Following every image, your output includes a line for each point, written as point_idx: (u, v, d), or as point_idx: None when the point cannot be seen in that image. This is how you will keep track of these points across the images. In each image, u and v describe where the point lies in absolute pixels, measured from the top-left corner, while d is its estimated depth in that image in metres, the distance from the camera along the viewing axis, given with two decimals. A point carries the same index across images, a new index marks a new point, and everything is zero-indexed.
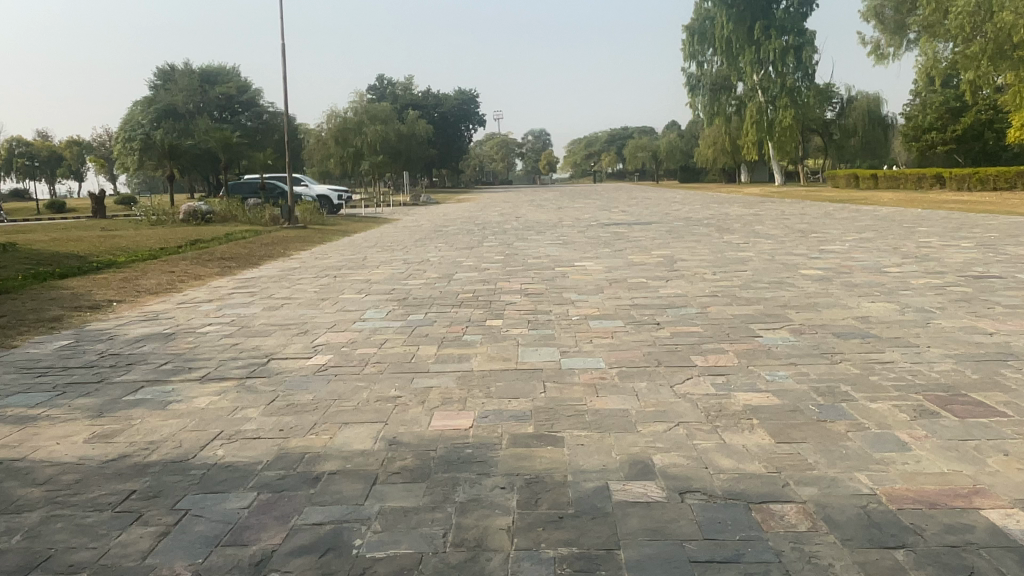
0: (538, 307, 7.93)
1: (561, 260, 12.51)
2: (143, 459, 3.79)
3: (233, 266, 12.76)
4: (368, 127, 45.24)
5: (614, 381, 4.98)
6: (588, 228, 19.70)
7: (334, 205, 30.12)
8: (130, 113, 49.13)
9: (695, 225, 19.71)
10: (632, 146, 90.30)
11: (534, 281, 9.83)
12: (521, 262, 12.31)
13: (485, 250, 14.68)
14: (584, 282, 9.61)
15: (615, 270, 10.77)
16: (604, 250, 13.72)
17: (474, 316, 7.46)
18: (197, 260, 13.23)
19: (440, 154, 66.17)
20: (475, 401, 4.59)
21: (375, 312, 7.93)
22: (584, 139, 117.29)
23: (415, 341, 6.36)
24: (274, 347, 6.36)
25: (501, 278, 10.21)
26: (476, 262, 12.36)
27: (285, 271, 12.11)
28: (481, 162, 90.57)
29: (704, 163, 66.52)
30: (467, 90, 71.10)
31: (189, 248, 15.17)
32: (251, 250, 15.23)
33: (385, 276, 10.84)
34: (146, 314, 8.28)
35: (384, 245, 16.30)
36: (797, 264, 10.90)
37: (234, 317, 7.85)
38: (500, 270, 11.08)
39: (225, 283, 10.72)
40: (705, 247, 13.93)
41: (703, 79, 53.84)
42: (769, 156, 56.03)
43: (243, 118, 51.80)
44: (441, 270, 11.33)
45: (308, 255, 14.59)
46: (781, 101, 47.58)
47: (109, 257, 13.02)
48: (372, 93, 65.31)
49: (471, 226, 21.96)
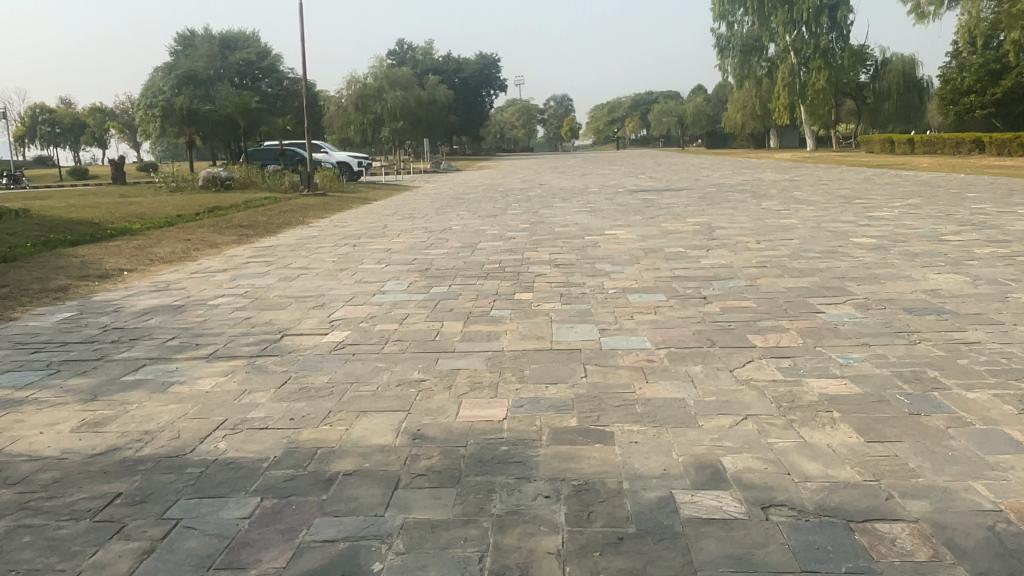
0: (571, 279, 7.37)
1: (592, 227, 11.92)
2: (134, 454, 3.32)
3: (250, 234, 12.31)
4: (389, 93, 44.54)
5: (664, 364, 4.42)
6: (617, 195, 19.00)
7: (355, 172, 29.60)
8: (150, 79, 48.76)
9: (729, 191, 18.96)
10: (657, 110, 88.54)
11: (564, 251, 9.26)
12: (549, 230, 11.73)
13: (511, 217, 14.09)
14: (618, 252, 9.01)
15: (650, 239, 10.15)
16: (636, 217, 13.09)
17: (503, 288, 6.91)
18: (213, 227, 12.79)
19: (462, 120, 65.28)
20: (509, 387, 4.06)
21: (396, 284, 7.41)
22: (608, 105, 115.40)
23: (439, 317, 5.83)
24: (288, 322, 5.87)
25: (529, 247, 9.65)
26: (502, 230, 11.78)
27: (304, 239, 11.64)
28: (503, 128, 89.39)
29: (732, 128, 64.93)
30: (489, 54, 69.79)
31: (207, 215, 14.75)
32: (269, 218, 14.78)
33: (407, 245, 10.32)
34: (156, 285, 7.84)
35: (406, 213, 15.76)
36: (846, 232, 10.21)
37: (247, 288, 7.37)
38: (528, 239, 10.51)
39: (241, 252, 10.26)
40: (743, 214, 13.22)
41: (733, 40, 52.21)
42: (800, 120, 54.44)
43: (264, 85, 51.33)
44: (466, 238, 10.79)
45: (327, 222, 14.10)
46: (813, 63, 45.99)
47: (124, 224, 12.63)
48: (392, 58, 64.34)
49: (495, 193, 21.33)
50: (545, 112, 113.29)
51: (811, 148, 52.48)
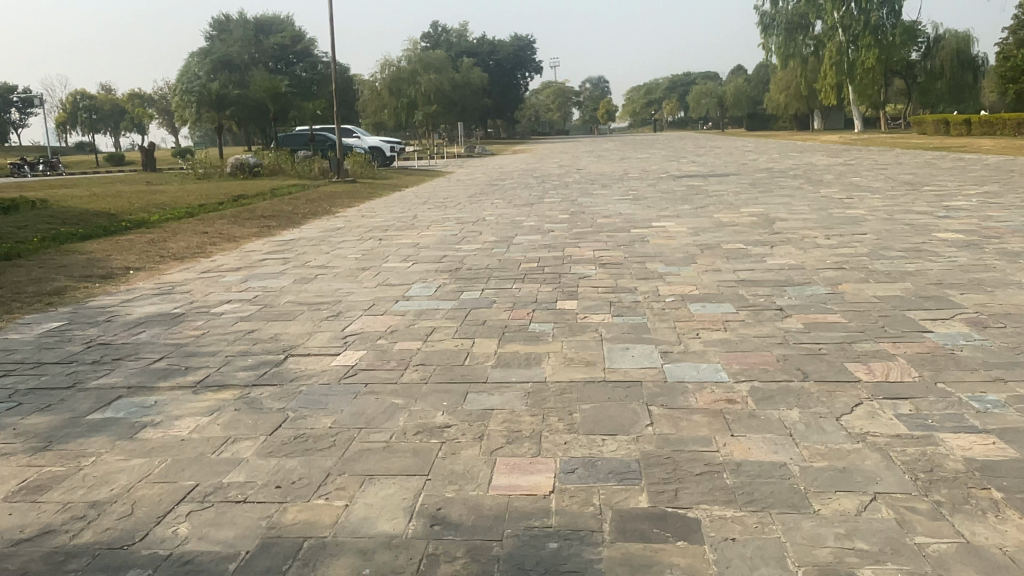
0: (620, 282, 6.47)
1: (637, 218, 10.97)
2: (68, 543, 2.54)
3: (272, 225, 11.62)
4: (422, 76, 43.76)
5: (749, 408, 3.52)
6: (660, 181, 17.97)
7: (387, 157, 28.93)
8: (186, 64, 48.71)
9: (780, 177, 17.77)
10: (696, 92, 86.31)
11: (611, 247, 8.34)
12: (591, 221, 10.81)
13: (548, 206, 13.21)
14: (670, 249, 8.07)
15: (704, 232, 9.18)
16: (684, 207, 12.09)
17: (543, 295, 6.04)
18: (235, 218, 12.13)
19: (496, 102, 64.19)
20: (555, 440, 3.20)
21: (422, 287, 6.60)
22: (645, 87, 113.18)
23: (469, 333, 4.99)
24: (295, 337, 5.08)
25: (571, 243, 8.77)
26: (540, 222, 10.89)
27: (328, 232, 10.89)
28: (538, 111, 87.98)
29: (774, 110, 62.80)
30: (525, 36, 68.33)
31: (230, 205, 14.12)
32: (295, 207, 14.11)
33: (438, 239, 9.51)
34: (160, 287, 7.13)
35: (437, 201, 14.95)
36: (926, 225, 9.11)
37: (257, 292, 6.61)
38: (568, 233, 9.62)
39: (259, 247, 9.54)
40: (801, 203, 12.15)
41: (778, 18, 50.14)
42: (847, 100, 52.25)
43: (298, 69, 50.97)
44: (501, 232, 9.94)
45: (355, 213, 13.35)
46: (863, 40, 43.91)
47: (142, 216, 12.01)
48: (425, 40, 63.33)
49: (530, 179, 20.45)
50: (581, 95, 111.48)
51: (859, 129, 50.37)
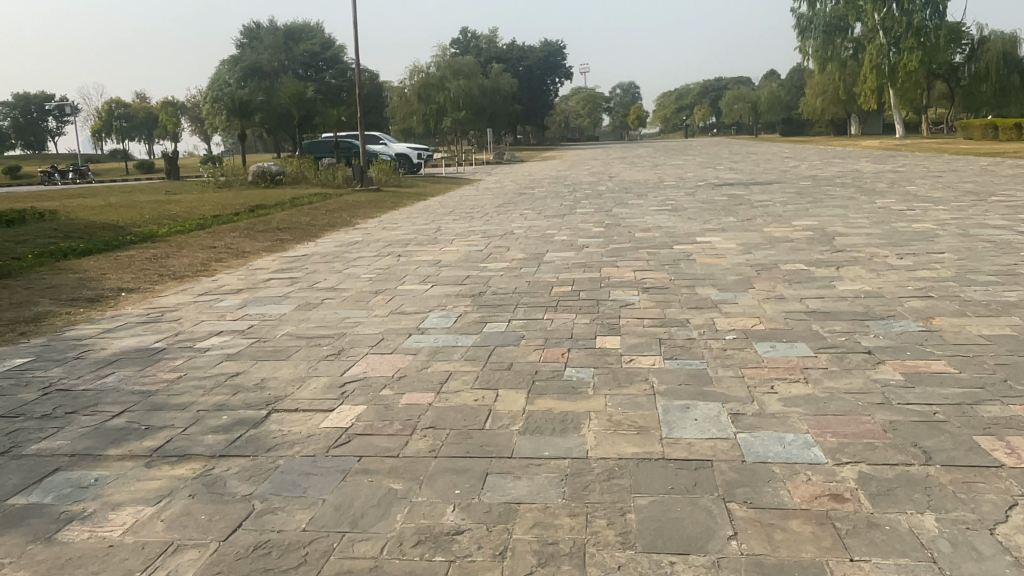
0: (668, 312, 5.56)
1: (679, 232, 10.05)
2: None
3: (287, 239, 10.93)
4: (451, 83, 43.20)
5: (865, 511, 2.60)
6: (698, 190, 17.00)
7: (414, 164, 28.29)
8: (217, 72, 48.82)
9: (828, 185, 16.68)
10: (729, 97, 84.76)
11: (654, 267, 7.43)
12: (628, 235, 9.92)
13: (580, 218, 12.36)
14: (721, 270, 7.15)
15: (757, 250, 8.22)
16: (729, 219, 11.14)
17: (579, 329, 5.16)
18: (248, 231, 11.45)
19: (526, 109, 63.53)
20: (604, 564, 2.33)
21: (440, 316, 5.76)
22: (676, 92, 111.81)
23: (491, 381, 4.13)
24: (285, 383, 4.27)
25: (609, 261, 7.90)
26: (572, 236, 10.04)
27: (344, 247, 10.13)
28: (568, 118, 87.04)
29: (810, 115, 61.21)
30: (555, 41, 67.43)
31: (245, 216, 13.46)
32: (313, 218, 13.41)
33: (461, 256, 8.68)
34: (146, 314, 6.38)
35: (463, 212, 14.15)
36: (1010, 242, 8.08)
37: (251, 322, 5.83)
38: (604, 249, 8.75)
39: (268, 264, 8.81)
40: (858, 215, 11.13)
41: (816, 20, 48.65)
42: (888, 104, 50.59)
43: (328, 76, 50.82)
44: (530, 248, 9.10)
45: (375, 225, 12.62)
46: (905, 42, 42.34)
47: (150, 228, 11.40)
48: (455, 46, 62.82)
49: (561, 188, 19.61)
50: (611, 100, 110.42)
51: (901, 134, 48.68)
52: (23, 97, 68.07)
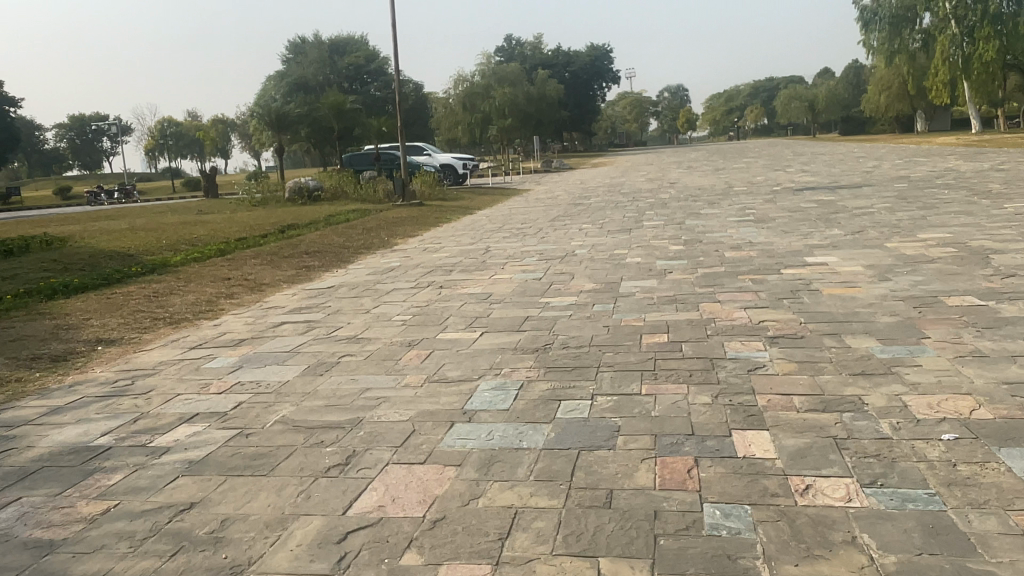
0: (825, 384, 3.83)
1: (779, 249, 8.27)
2: None
3: (314, 265, 9.50)
4: (496, 90, 41.87)
5: None
6: (778, 196, 15.10)
7: (459, 175, 26.95)
8: (263, 87, 48.63)
9: (930, 187, 14.57)
10: (784, 96, 81.54)
11: (769, 303, 5.69)
12: (717, 255, 8.20)
13: (651, 232, 10.67)
14: (864, 308, 5.36)
15: (897, 276, 6.39)
16: (835, 232, 9.28)
17: (702, 415, 3.48)
18: (272, 256, 10.06)
19: (573, 115, 61.78)
20: None
21: (494, 387, 4.13)
22: (727, 94, 108.63)
23: (585, 537, 2.48)
24: (256, 532, 2.69)
25: (707, 295, 6.18)
26: (648, 258, 8.32)
27: (378, 275, 8.63)
28: (615, 123, 84.91)
29: (873, 112, 58.00)
30: (602, 45, 65.42)
31: (273, 238, 12.12)
32: (347, 238, 12.02)
33: (516, 288, 7.07)
34: (113, 381, 4.92)
35: (514, 228, 12.56)
36: None
37: (239, 397, 4.29)
38: (694, 276, 7.07)
39: (286, 300, 7.34)
40: (996, 223, 9.15)
41: (882, 11, 45.70)
42: (962, 98, 47.19)
43: (373, 88, 50.05)
44: (601, 275, 7.44)
45: (416, 245, 11.12)
46: (981, 32, 39.16)
47: (164, 256, 10.12)
48: (500, 54, 61.56)
49: (621, 196, 17.89)
50: (659, 103, 107.89)
51: (977, 130, 45.34)
52: (78, 118, 69.46)
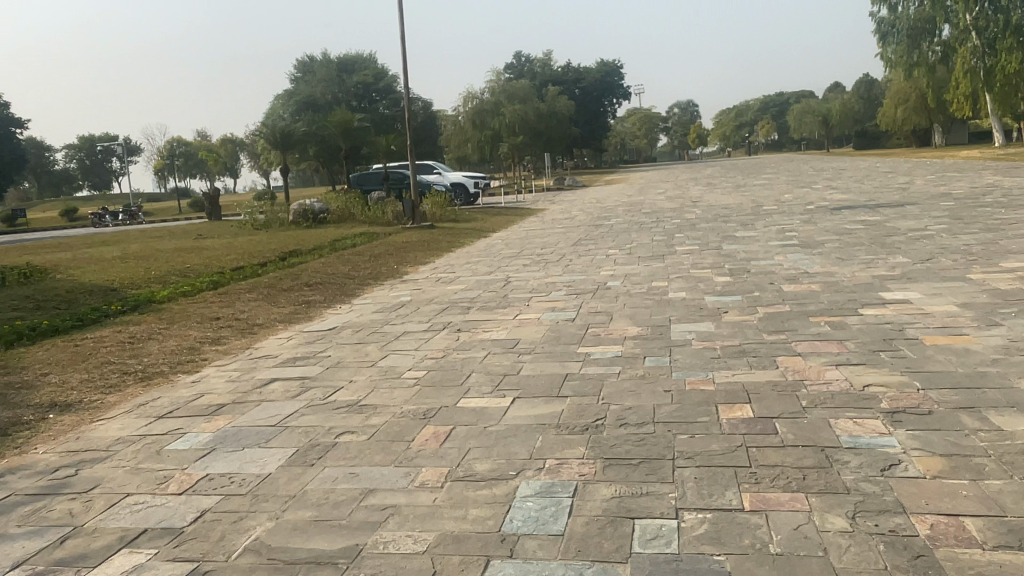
0: (1000, 500, 2.77)
1: (845, 283, 7.22)
2: None
3: (315, 300, 8.52)
4: (506, 107, 41.07)
5: None
6: (816, 216, 14.02)
7: (471, 194, 26.09)
8: (272, 106, 48.23)
9: (981, 205, 13.45)
10: (797, 110, 80.38)
11: (864, 359, 4.64)
12: (775, 289, 7.17)
13: (689, 259, 9.64)
14: (990, 367, 4.30)
15: (1009, 320, 5.32)
16: (900, 261, 8.21)
17: (845, 557, 2.44)
18: (269, 290, 9.09)
19: (583, 132, 61.02)
20: None
21: (538, 491, 3.10)
22: (737, 110, 107.79)
23: None
24: None
25: (781, 344, 5.14)
26: (694, 292, 7.28)
27: (386, 313, 7.62)
28: (624, 139, 83.96)
29: (889, 126, 56.73)
30: (612, 61, 64.57)
31: (273, 267, 11.15)
32: (353, 267, 11.04)
33: (547, 332, 6.04)
34: (53, 469, 3.91)
35: (534, 254, 11.55)
36: None
37: (203, 502, 3.27)
38: (757, 317, 6.03)
39: (279, 348, 6.34)
40: None
41: (899, 23, 44.47)
42: (983, 111, 45.95)
43: (381, 107, 49.40)
44: (645, 315, 6.41)
45: (429, 275, 10.13)
46: (1003, 43, 37.72)
47: (151, 291, 9.16)
48: (509, 71, 60.85)
49: (644, 216, 16.88)
50: (668, 118, 107.08)
51: (1000, 144, 43.88)
52: (87, 139, 69.34)
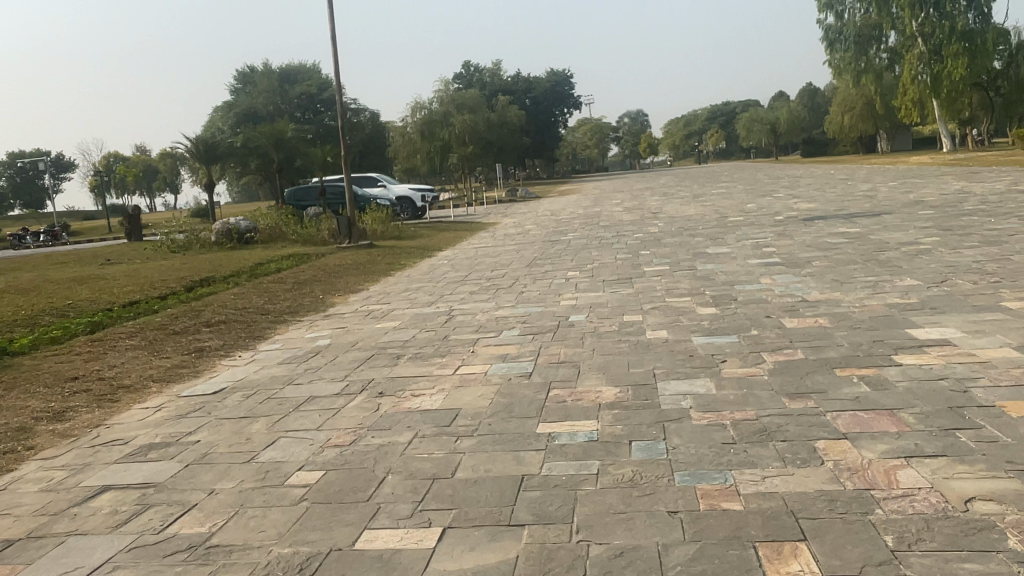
0: None
1: (859, 316, 5.93)
2: None
3: (211, 348, 6.91)
4: (455, 117, 39.68)
5: None
6: (790, 227, 12.92)
7: (417, 208, 24.67)
8: (210, 119, 45.98)
9: (963, 213, 12.51)
10: (745, 118, 80.82)
11: (942, 449, 3.27)
12: (775, 324, 5.84)
13: (662, 283, 8.31)
14: None
15: None
16: (909, 284, 6.99)
17: None
18: (157, 334, 7.44)
19: (534, 142, 60.01)
20: None
21: None
22: (686, 120, 108.48)
23: None
24: None
25: (815, 420, 3.74)
26: (677, 331, 5.89)
27: (294, 365, 6.06)
28: (576, 149, 83.19)
29: (835, 134, 57.06)
30: (561, 70, 63.55)
31: (175, 301, 9.47)
32: (270, 299, 9.40)
33: (494, 398, 4.56)
34: None
35: (482, 278, 10.09)
36: None
37: None
38: (767, 371, 4.65)
39: (136, 427, 4.73)
40: None
41: (846, 30, 44.46)
42: (929, 118, 46.23)
43: (327, 118, 47.49)
44: (621, 369, 4.97)
45: (358, 308, 8.60)
46: (948, 49, 37.80)
47: (7, 338, 7.42)
48: (459, 81, 59.47)
49: (603, 230, 15.61)
50: (619, 129, 107.09)
51: (948, 149, 44.22)
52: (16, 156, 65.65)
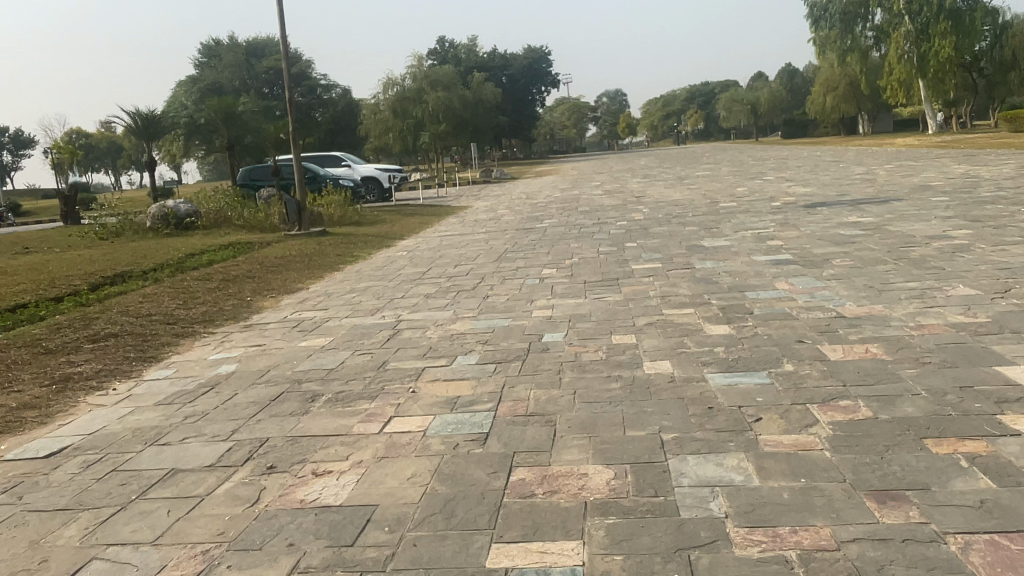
0: None
1: (924, 343, 4.51)
2: None
3: (81, 379, 5.32)
4: (429, 94, 37.81)
5: None
6: (793, 216, 11.57)
7: (385, 189, 23.07)
8: (173, 94, 43.71)
9: (984, 202, 11.20)
10: (724, 98, 79.48)
11: None
12: (815, 356, 4.42)
13: (655, 286, 6.89)
14: None
15: None
16: (965, 295, 5.62)
17: None
18: (19, 357, 5.82)
19: (511, 121, 58.17)
20: None
21: None
22: (665, 100, 107.09)
23: None
24: None
25: (934, 556, 2.31)
26: (686, 364, 4.45)
27: (175, 408, 4.52)
28: (554, 129, 81.23)
29: (818, 115, 55.88)
30: (540, 47, 61.80)
31: (68, 305, 7.82)
32: (184, 303, 7.79)
33: (430, 485, 3.07)
34: None
35: (442, 276, 8.59)
36: None
37: None
38: (825, 442, 3.21)
39: None
40: None
41: (831, 8, 43.20)
42: (914, 100, 45.10)
43: (296, 94, 45.11)
44: (615, 430, 3.50)
45: (287, 317, 7.04)
46: (936, 28, 36.62)
47: None
48: (433, 57, 57.40)
49: (584, 216, 14.15)
50: (598, 109, 105.31)
51: (933, 131, 43.26)
52: None
